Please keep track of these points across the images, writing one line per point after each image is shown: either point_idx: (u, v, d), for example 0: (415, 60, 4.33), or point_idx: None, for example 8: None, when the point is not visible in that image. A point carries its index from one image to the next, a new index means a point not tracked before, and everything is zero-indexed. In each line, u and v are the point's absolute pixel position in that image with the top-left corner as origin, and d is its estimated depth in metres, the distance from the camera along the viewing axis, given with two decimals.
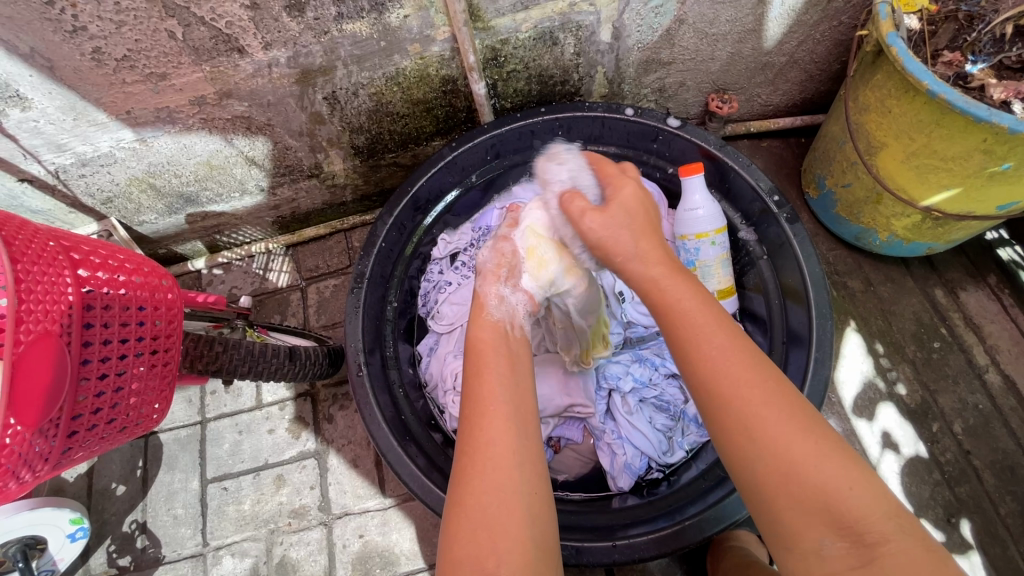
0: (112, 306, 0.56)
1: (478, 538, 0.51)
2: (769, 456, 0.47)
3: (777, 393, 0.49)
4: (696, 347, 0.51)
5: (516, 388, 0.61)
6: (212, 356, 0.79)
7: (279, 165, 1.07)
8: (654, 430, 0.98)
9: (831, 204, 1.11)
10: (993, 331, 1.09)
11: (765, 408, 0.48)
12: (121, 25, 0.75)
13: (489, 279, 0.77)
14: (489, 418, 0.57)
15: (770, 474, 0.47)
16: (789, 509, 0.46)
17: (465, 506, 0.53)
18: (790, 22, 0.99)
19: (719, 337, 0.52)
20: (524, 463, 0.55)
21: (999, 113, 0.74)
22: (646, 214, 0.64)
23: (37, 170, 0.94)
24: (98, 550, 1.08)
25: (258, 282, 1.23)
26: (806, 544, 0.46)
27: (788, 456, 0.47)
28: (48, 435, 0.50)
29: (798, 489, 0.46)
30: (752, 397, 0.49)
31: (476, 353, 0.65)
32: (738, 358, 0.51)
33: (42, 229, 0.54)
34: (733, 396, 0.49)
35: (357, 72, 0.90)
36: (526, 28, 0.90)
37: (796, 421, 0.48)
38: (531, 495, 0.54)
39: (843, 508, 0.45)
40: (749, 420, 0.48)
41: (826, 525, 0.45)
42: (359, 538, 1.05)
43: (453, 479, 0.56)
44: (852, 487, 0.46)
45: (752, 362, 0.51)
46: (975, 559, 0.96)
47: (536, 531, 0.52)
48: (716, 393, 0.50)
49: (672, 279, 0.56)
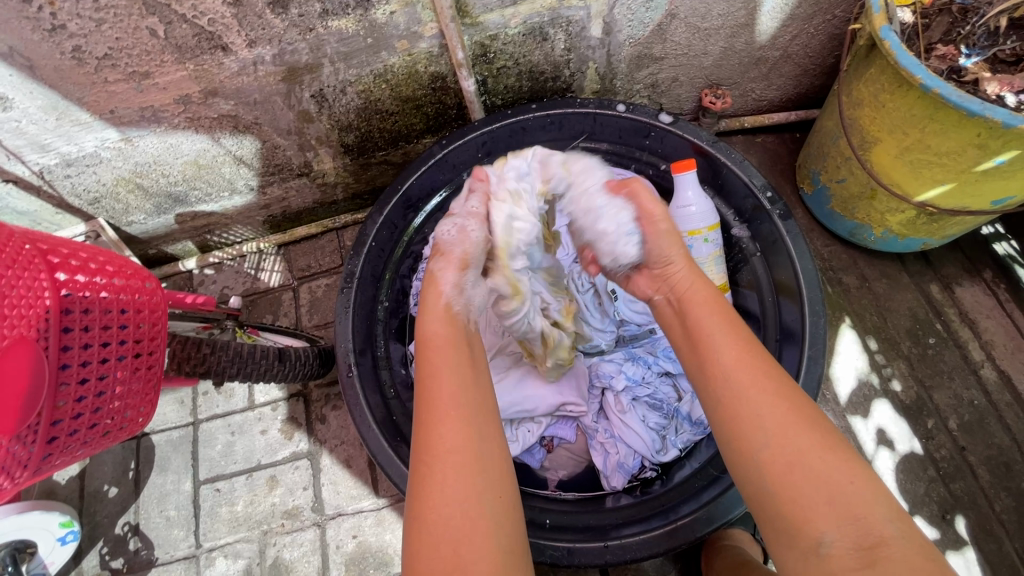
0: (92, 309, 0.54)
1: (444, 550, 0.50)
2: (781, 450, 0.53)
3: (785, 401, 0.56)
4: (714, 349, 0.62)
5: (473, 382, 0.61)
6: (199, 359, 0.77)
7: (268, 164, 1.06)
8: (648, 429, 0.97)
9: (825, 199, 1.10)
10: (989, 327, 1.09)
11: (774, 410, 0.56)
12: (102, 23, 0.74)
13: (452, 263, 0.73)
14: (447, 421, 0.57)
15: (779, 465, 0.53)
16: (797, 503, 0.51)
17: (429, 518, 0.52)
18: (783, 16, 0.98)
19: (732, 342, 0.62)
20: (489, 470, 0.55)
21: (992, 107, 0.73)
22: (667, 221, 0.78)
23: (22, 170, 0.93)
24: (90, 552, 1.07)
25: (250, 282, 1.22)
26: (806, 541, 0.50)
27: (793, 447, 0.53)
28: (27, 441, 0.49)
29: (799, 484, 0.51)
30: (757, 400, 0.57)
31: (429, 349, 0.64)
32: (748, 366, 0.59)
33: (18, 232, 0.53)
34: (742, 397, 0.57)
35: (344, 69, 0.89)
36: (514, 23, 0.88)
37: (798, 421, 0.55)
38: (499, 498, 0.54)
39: (847, 503, 0.49)
40: (756, 419, 0.56)
41: (833, 519, 0.49)
42: (352, 539, 1.04)
43: (413, 490, 0.54)
44: (854, 483, 0.50)
45: (757, 368, 0.59)
46: (969, 555, 0.95)
47: (503, 537, 0.52)
48: (729, 396, 0.58)
49: (697, 283, 0.71)
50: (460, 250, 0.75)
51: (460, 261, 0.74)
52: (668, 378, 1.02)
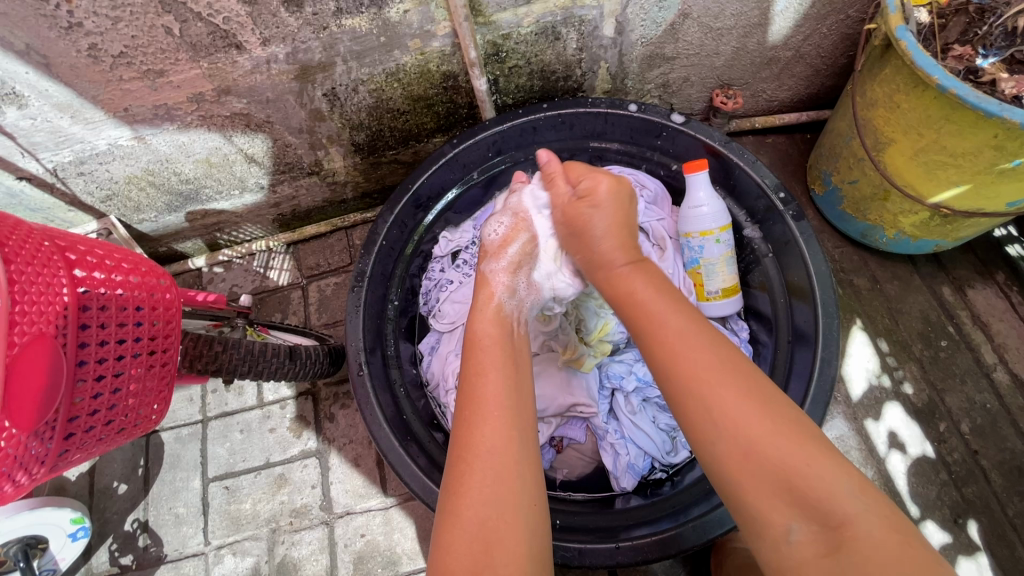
0: (109, 306, 0.54)
1: (475, 554, 0.49)
2: (732, 436, 0.51)
3: (760, 391, 0.53)
4: (666, 334, 0.58)
5: (510, 381, 0.61)
6: (212, 356, 0.77)
7: (279, 163, 1.06)
8: (658, 430, 0.97)
9: (837, 200, 1.10)
10: (1001, 330, 1.08)
11: (733, 399, 0.52)
12: (117, 21, 0.74)
13: (503, 267, 0.78)
14: (487, 423, 0.56)
15: (734, 457, 0.51)
16: (756, 489, 0.50)
17: (459, 515, 0.52)
18: (796, 16, 0.97)
19: (680, 318, 0.59)
20: (525, 473, 0.54)
21: (1010, 108, 0.73)
22: (618, 204, 0.74)
23: (35, 168, 0.93)
24: (99, 549, 1.07)
25: (259, 280, 1.22)
26: (773, 528, 0.49)
27: (748, 437, 0.51)
28: (44, 437, 0.49)
29: (761, 469, 0.49)
30: (717, 390, 0.53)
31: (476, 349, 0.65)
32: (706, 349, 0.56)
33: (36, 229, 0.54)
34: (697, 373, 0.54)
35: (357, 68, 0.89)
36: (527, 22, 0.88)
37: (761, 406, 0.52)
38: (530, 504, 0.53)
39: (804, 488, 0.48)
40: (710, 405, 0.53)
41: (793, 506, 0.48)
42: (361, 538, 1.04)
43: (447, 486, 0.55)
44: (816, 470, 0.48)
45: (712, 342, 0.57)
46: (982, 560, 0.94)
47: (534, 542, 0.51)
48: (692, 390, 0.54)
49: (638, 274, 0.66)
50: (512, 250, 0.80)
51: (510, 260, 0.79)
52: None
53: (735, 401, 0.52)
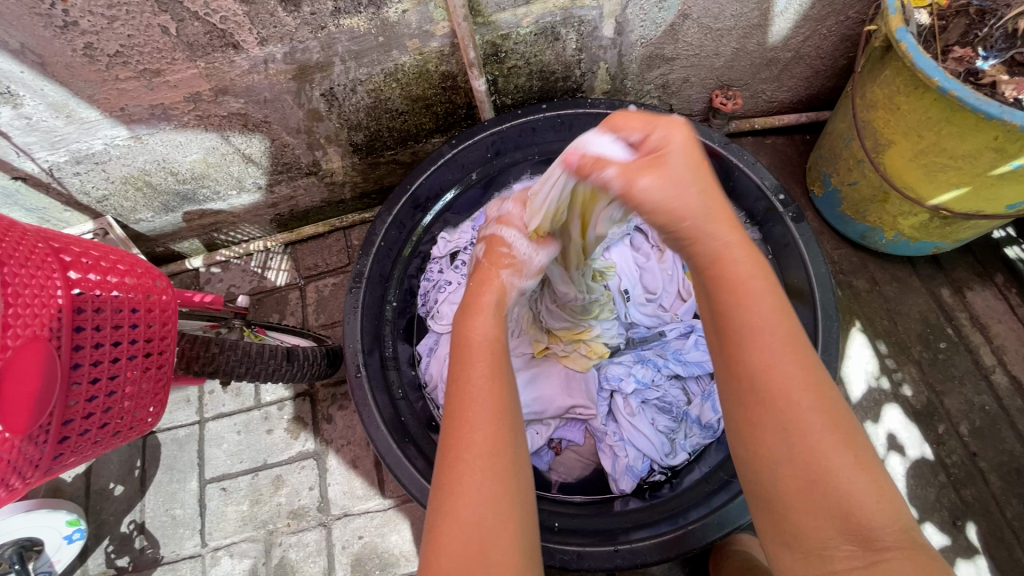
0: (104, 309, 0.54)
1: (469, 552, 0.48)
2: (800, 457, 0.46)
3: (839, 418, 0.48)
4: (752, 342, 0.48)
5: (505, 382, 0.58)
6: (209, 358, 0.77)
7: (277, 163, 1.06)
8: (657, 432, 0.96)
9: (836, 202, 1.10)
10: (1000, 332, 1.08)
11: (814, 421, 0.47)
12: (114, 20, 0.73)
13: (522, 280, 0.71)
14: (479, 422, 0.54)
15: (799, 478, 0.46)
16: (806, 509, 0.46)
17: (452, 517, 0.50)
18: (796, 17, 0.97)
19: (775, 315, 0.48)
20: (518, 474, 0.53)
21: (1011, 110, 0.73)
22: (701, 159, 0.53)
23: (31, 167, 0.92)
24: (96, 551, 1.07)
25: (257, 281, 1.21)
26: (811, 543, 0.46)
27: (822, 462, 0.46)
28: (38, 441, 0.48)
29: (821, 490, 0.46)
30: (804, 410, 0.47)
31: (469, 349, 0.60)
32: (796, 364, 0.48)
33: (30, 230, 0.53)
34: (781, 388, 0.47)
35: (355, 68, 0.89)
36: (527, 23, 0.88)
37: (835, 433, 0.47)
38: (522, 505, 0.52)
39: (861, 517, 0.45)
40: (790, 427, 0.46)
41: (840, 525, 0.46)
42: (359, 539, 1.04)
43: (437, 485, 0.52)
44: (875, 500, 0.46)
45: (799, 356, 0.48)
46: (980, 563, 0.94)
47: (525, 539, 0.51)
48: (767, 398, 0.47)
49: (740, 249, 0.51)
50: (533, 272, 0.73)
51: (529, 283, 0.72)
52: (678, 381, 1.01)
53: (813, 425, 0.46)
